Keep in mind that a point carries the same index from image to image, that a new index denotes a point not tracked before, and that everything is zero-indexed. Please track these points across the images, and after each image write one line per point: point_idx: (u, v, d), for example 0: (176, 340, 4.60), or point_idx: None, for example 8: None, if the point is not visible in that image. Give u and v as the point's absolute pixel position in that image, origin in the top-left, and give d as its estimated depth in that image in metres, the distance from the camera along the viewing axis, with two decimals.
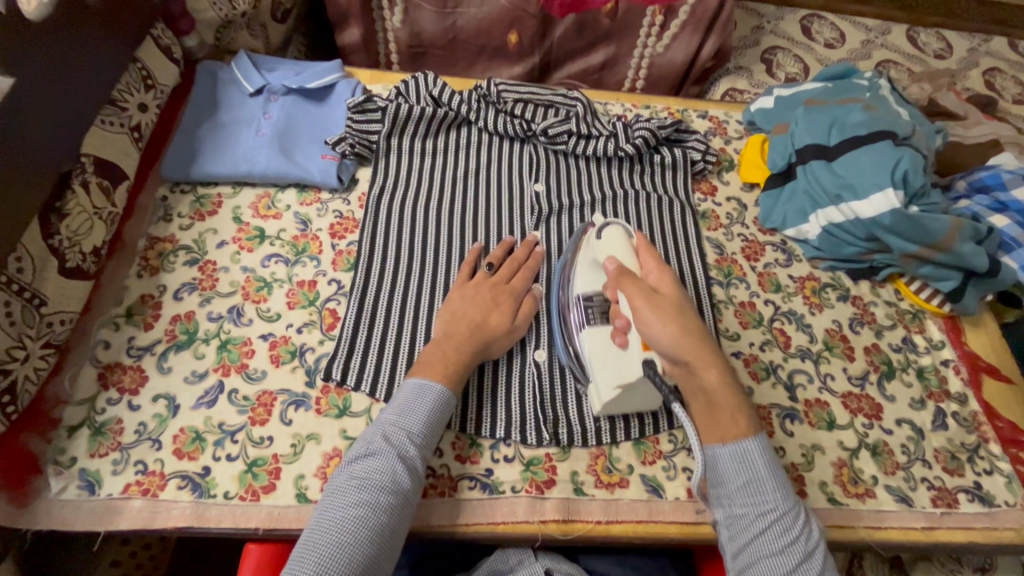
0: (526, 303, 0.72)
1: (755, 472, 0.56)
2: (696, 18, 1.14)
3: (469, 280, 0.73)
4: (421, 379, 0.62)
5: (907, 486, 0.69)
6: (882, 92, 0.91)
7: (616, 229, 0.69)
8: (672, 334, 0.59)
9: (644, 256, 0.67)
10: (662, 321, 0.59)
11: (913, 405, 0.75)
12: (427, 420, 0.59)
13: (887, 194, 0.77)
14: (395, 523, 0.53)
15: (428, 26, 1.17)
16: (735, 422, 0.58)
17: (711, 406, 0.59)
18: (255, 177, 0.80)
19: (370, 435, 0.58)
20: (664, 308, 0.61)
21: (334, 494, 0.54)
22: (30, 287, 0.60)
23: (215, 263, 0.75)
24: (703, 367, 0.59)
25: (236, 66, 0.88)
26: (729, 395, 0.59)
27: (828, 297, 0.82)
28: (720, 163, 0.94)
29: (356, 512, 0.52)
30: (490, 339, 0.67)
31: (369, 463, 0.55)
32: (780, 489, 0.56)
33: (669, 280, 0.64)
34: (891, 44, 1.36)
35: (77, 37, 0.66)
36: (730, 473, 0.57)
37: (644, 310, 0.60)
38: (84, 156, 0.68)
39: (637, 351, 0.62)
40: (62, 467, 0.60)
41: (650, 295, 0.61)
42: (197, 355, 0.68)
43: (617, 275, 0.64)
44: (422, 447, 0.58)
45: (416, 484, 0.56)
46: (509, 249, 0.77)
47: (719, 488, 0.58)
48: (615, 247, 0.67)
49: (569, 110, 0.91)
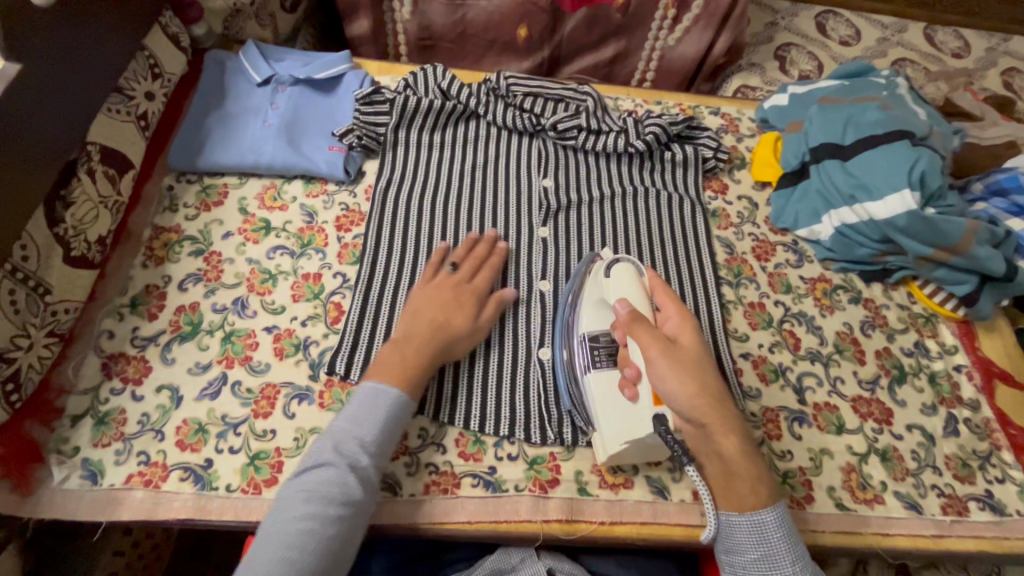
0: (490, 305, 0.70)
1: (771, 546, 0.56)
2: (709, 13, 1.13)
3: (431, 279, 0.71)
4: (377, 384, 0.61)
5: (917, 493, 0.68)
6: (900, 91, 0.89)
7: (625, 267, 0.69)
8: (689, 394, 0.56)
9: (659, 296, 0.64)
10: (678, 379, 0.56)
11: (925, 410, 0.74)
12: (381, 427, 0.58)
13: (903, 196, 0.75)
14: (345, 534, 0.53)
15: (437, 19, 1.16)
16: (756, 493, 0.56)
17: (727, 473, 0.57)
18: (262, 168, 0.80)
19: (322, 445, 0.57)
20: (682, 362, 0.58)
21: (282, 506, 0.54)
22: (35, 276, 0.60)
23: (221, 255, 0.74)
24: (722, 434, 0.56)
25: (244, 56, 0.88)
26: (749, 464, 0.56)
27: (839, 299, 0.81)
28: (731, 161, 0.92)
29: (302, 526, 0.52)
30: (454, 338, 0.65)
31: (319, 475, 0.55)
32: (796, 565, 0.55)
33: (689, 325, 0.62)
34: (908, 42, 1.34)
35: (84, 25, 0.65)
36: (746, 545, 0.56)
37: (660, 366, 0.57)
38: (90, 144, 0.68)
39: (647, 405, 0.60)
40: (65, 456, 0.60)
41: (666, 346, 0.58)
42: (201, 346, 0.68)
43: (630, 320, 0.61)
44: (375, 455, 0.58)
45: (369, 493, 0.56)
46: (472, 244, 0.75)
47: (732, 554, 0.57)
48: (625, 288, 0.67)
49: (579, 105, 0.89)
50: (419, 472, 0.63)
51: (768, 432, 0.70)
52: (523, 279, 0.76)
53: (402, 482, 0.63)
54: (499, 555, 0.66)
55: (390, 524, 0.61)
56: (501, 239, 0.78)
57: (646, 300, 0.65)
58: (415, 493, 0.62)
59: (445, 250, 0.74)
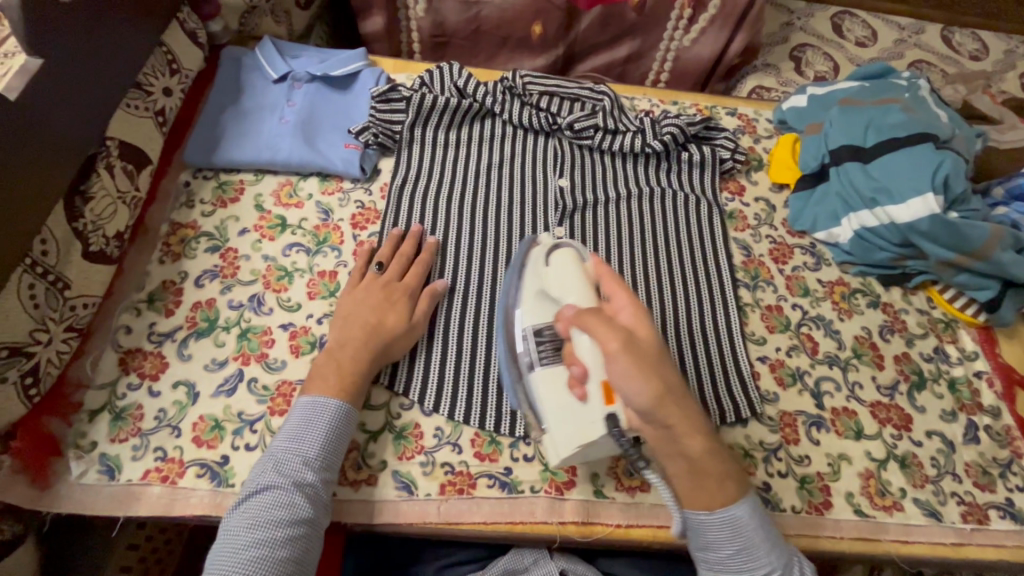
0: (423, 301, 0.69)
1: (747, 539, 0.54)
2: (725, 13, 1.12)
3: (359, 282, 0.70)
4: (315, 398, 0.60)
5: (937, 500, 0.67)
6: (922, 93, 0.88)
7: (567, 254, 0.65)
8: (655, 391, 0.52)
9: (609, 288, 0.61)
10: (640, 376, 0.52)
11: (944, 416, 0.73)
12: (324, 441, 0.58)
13: (927, 199, 0.74)
14: (298, 554, 0.53)
15: (452, 16, 1.15)
16: (722, 488, 0.54)
17: (697, 473, 0.54)
18: (278, 165, 0.80)
19: (263, 467, 0.56)
20: (641, 359, 0.53)
21: (230, 536, 0.53)
22: (54, 270, 0.60)
23: (237, 251, 0.74)
24: (687, 434, 0.53)
25: (261, 53, 0.88)
26: (715, 458, 0.54)
27: (858, 303, 0.80)
28: (749, 163, 0.91)
29: (252, 553, 0.51)
30: (389, 340, 0.65)
31: (263, 499, 0.54)
32: (773, 548, 0.54)
33: (643, 315, 0.57)
34: (925, 44, 1.32)
35: (104, 21, 0.65)
36: (722, 542, 0.54)
37: (620, 362, 0.53)
38: (110, 139, 0.68)
39: (597, 404, 0.57)
40: (83, 451, 0.61)
41: (628, 340, 0.54)
42: (217, 342, 0.68)
43: (587, 316, 0.57)
44: (321, 470, 0.57)
45: (320, 508, 0.56)
46: (396, 243, 0.74)
47: (708, 554, 0.55)
48: (567, 278, 0.63)
49: (595, 105, 0.89)
50: (434, 471, 0.63)
51: (785, 436, 0.69)
52: (455, 271, 0.75)
53: (418, 483, 0.62)
54: (512, 556, 0.67)
55: (406, 524, 0.61)
56: (430, 234, 0.77)
57: (588, 291, 0.62)
58: (431, 493, 0.62)
59: (369, 252, 0.73)
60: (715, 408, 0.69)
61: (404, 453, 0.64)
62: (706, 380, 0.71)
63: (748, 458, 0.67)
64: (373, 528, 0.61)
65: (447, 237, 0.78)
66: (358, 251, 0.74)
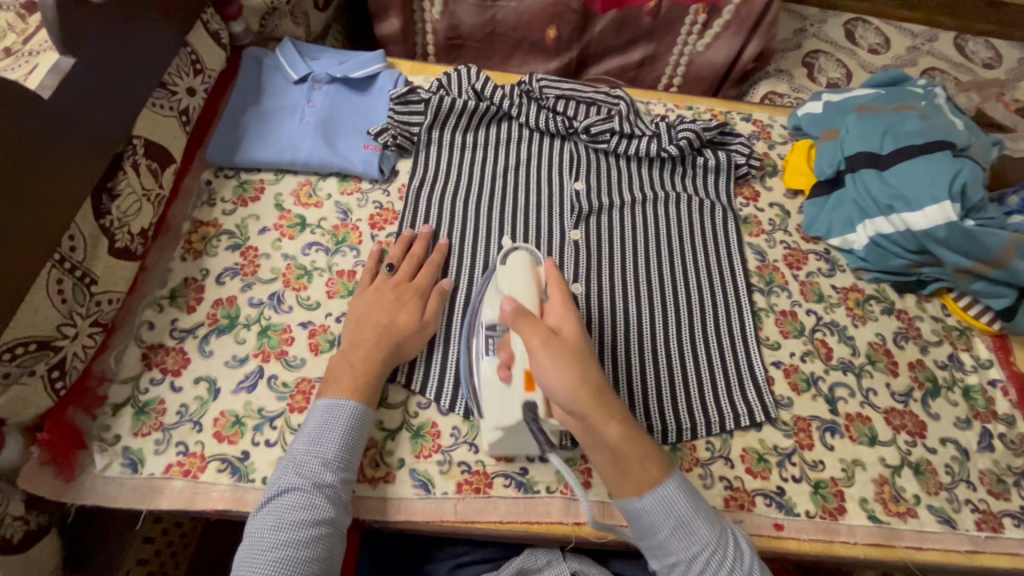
0: (433, 300, 0.70)
1: (680, 514, 0.55)
2: (740, 19, 1.12)
3: (371, 283, 0.71)
4: (331, 400, 0.61)
5: (951, 507, 0.67)
6: (938, 101, 0.88)
7: (520, 255, 0.65)
8: (572, 385, 0.53)
9: (551, 290, 0.62)
10: (560, 370, 0.54)
11: (958, 424, 0.73)
12: (343, 443, 0.59)
13: (944, 206, 0.74)
14: (322, 554, 0.53)
15: (467, 19, 1.16)
16: (647, 472, 0.56)
17: (618, 461, 0.56)
18: (298, 165, 0.81)
19: (284, 470, 0.57)
20: (561, 353, 0.55)
21: (255, 538, 0.53)
22: (81, 266, 0.61)
23: (257, 249, 0.75)
24: (605, 423, 0.54)
25: (282, 54, 0.89)
26: (636, 445, 0.55)
27: (872, 309, 0.80)
28: (764, 168, 0.92)
29: (278, 554, 0.52)
30: (401, 339, 0.65)
31: (285, 501, 0.55)
32: (707, 522, 0.55)
33: (570, 313, 0.59)
34: (939, 52, 1.32)
35: (132, 22, 0.66)
36: (657, 523, 0.55)
37: (540, 355, 0.54)
38: (136, 138, 0.69)
39: (518, 390, 0.58)
40: (107, 444, 0.61)
41: (549, 337, 0.56)
42: (238, 339, 0.69)
43: (515, 314, 0.58)
44: (340, 470, 0.58)
45: (341, 509, 0.56)
46: (407, 244, 0.75)
47: (649, 539, 0.56)
48: (514, 276, 0.63)
49: (612, 108, 0.89)
50: (451, 470, 0.64)
51: (799, 441, 0.69)
52: (464, 273, 0.75)
53: (435, 481, 0.63)
54: (525, 556, 0.67)
55: (424, 522, 0.62)
56: (442, 236, 0.78)
57: (534, 292, 0.61)
58: (448, 492, 0.63)
59: (381, 252, 0.74)
60: (729, 412, 0.70)
61: (421, 452, 0.64)
62: (719, 384, 0.71)
63: (761, 463, 0.67)
64: (391, 525, 0.62)
65: (457, 237, 0.79)
66: (369, 252, 0.75)
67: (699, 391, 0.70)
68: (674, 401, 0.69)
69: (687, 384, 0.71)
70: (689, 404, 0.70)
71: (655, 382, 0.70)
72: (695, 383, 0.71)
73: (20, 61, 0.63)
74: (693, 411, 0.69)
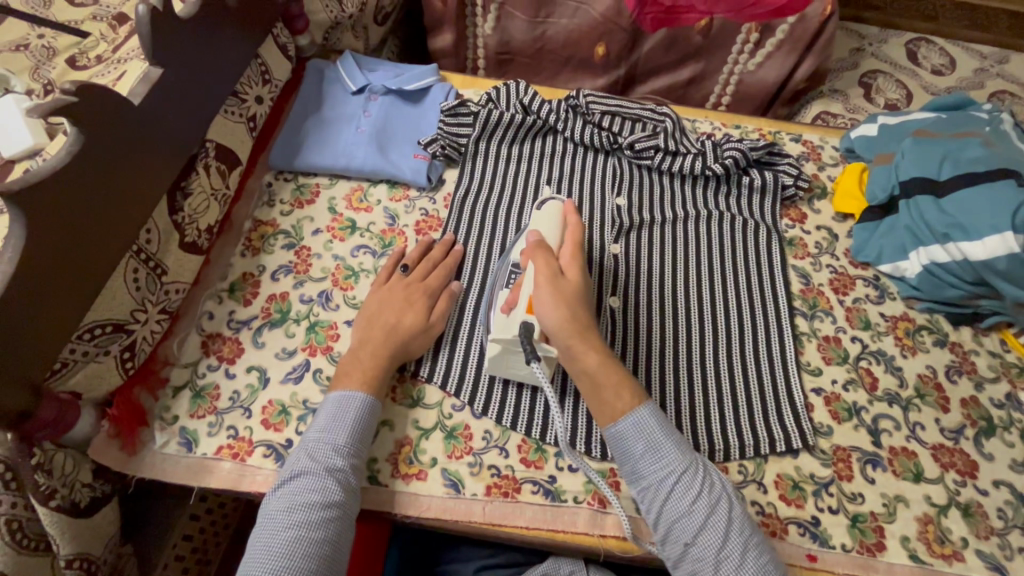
0: (442, 301, 0.72)
1: (652, 438, 0.59)
2: (794, 38, 1.11)
3: (385, 282, 0.74)
4: (341, 392, 0.64)
5: (1002, 554, 0.64)
6: (1005, 127, 0.84)
7: (554, 205, 0.71)
8: (560, 317, 0.61)
9: (568, 234, 0.69)
10: (554, 304, 0.62)
11: (1015, 467, 0.69)
12: (352, 431, 0.61)
13: (1006, 237, 0.70)
14: (333, 535, 0.56)
15: (518, 35, 1.19)
16: (620, 399, 0.61)
17: (595, 386, 0.61)
18: (352, 172, 0.85)
19: (297, 455, 0.60)
20: (560, 289, 0.63)
21: (269, 518, 0.56)
22: (155, 257, 0.67)
23: (310, 250, 0.80)
24: (584, 351, 0.61)
25: (342, 66, 0.94)
26: (612, 371, 0.62)
27: (923, 340, 0.77)
28: (812, 190, 0.90)
29: (290, 534, 0.54)
30: (406, 339, 0.68)
31: (297, 485, 0.57)
32: (678, 448, 0.59)
33: (578, 261, 0.66)
34: (1009, 74, 1.26)
35: (213, 37, 0.72)
36: (632, 448, 0.59)
37: (543, 289, 0.62)
38: (209, 142, 0.74)
39: (520, 312, 0.63)
40: (166, 423, 0.67)
41: (554, 276, 0.64)
42: (288, 333, 0.73)
43: (536, 245, 0.66)
44: (350, 457, 0.60)
45: (350, 493, 0.59)
46: (427, 249, 0.78)
47: (625, 465, 0.60)
48: (542, 221, 0.70)
49: (657, 126, 0.90)
50: (481, 473, 0.65)
51: (838, 471, 0.67)
52: (477, 276, 0.77)
53: (465, 482, 0.65)
54: (549, 564, 0.69)
55: (452, 520, 0.63)
56: (458, 243, 0.80)
57: (557, 231, 0.69)
58: (477, 493, 0.64)
59: (399, 254, 0.77)
60: (764, 435, 0.68)
61: (453, 453, 0.66)
62: (755, 407, 0.70)
63: (796, 490, 0.66)
64: (417, 521, 0.64)
65: (468, 243, 0.81)
66: (388, 255, 0.77)
67: (735, 411, 0.70)
68: (707, 422, 0.69)
69: (723, 403, 0.70)
70: (724, 424, 0.69)
71: (689, 399, 0.70)
72: (730, 402, 0.70)
73: (108, 69, 0.70)
74: (727, 432, 0.68)
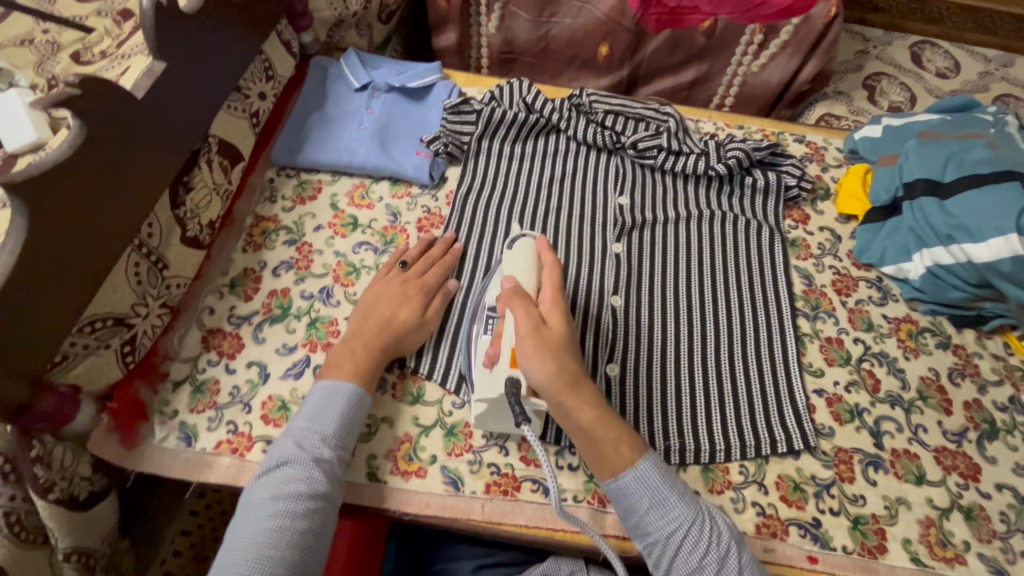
0: (437, 300, 0.72)
1: (658, 491, 0.58)
2: (797, 41, 1.10)
3: (383, 276, 0.74)
4: (330, 382, 0.64)
5: (1005, 558, 0.64)
6: (1009, 129, 0.84)
7: (525, 243, 0.70)
8: (548, 372, 0.58)
9: (544, 276, 0.67)
10: (540, 357, 0.58)
11: (1017, 470, 0.69)
12: (340, 422, 0.61)
13: (1010, 239, 0.70)
14: (316, 527, 0.56)
15: (522, 34, 1.19)
16: (620, 453, 0.59)
17: (592, 443, 0.59)
18: (354, 168, 0.85)
19: (284, 444, 0.60)
20: (543, 342, 0.59)
21: (252, 506, 0.56)
22: (156, 251, 0.67)
23: (311, 246, 0.80)
24: (576, 406, 0.59)
25: (345, 63, 0.94)
26: (608, 426, 0.59)
27: (926, 343, 0.77)
28: (815, 192, 0.90)
29: (273, 523, 0.54)
30: (401, 334, 0.68)
31: (282, 473, 0.57)
32: (683, 500, 0.58)
33: (560, 306, 0.64)
34: (1013, 78, 1.26)
35: (217, 32, 0.72)
36: (637, 501, 0.58)
37: (525, 341, 0.59)
38: (211, 137, 0.74)
39: (503, 367, 0.61)
40: (166, 417, 0.66)
41: (536, 326, 0.60)
42: (289, 329, 0.73)
43: (512, 293, 0.63)
44: (336, 448, 0.60)
45: (334, 485, 0.59)
46: (427, 247, 0.78)
47: (629, 519, 0.59)
48: (516, 265, 0.68)
49: (660, 126, 0.90)
50: (481, 471, 0.65)
51: (840, 473, 0.67)
52: (474, 276, 0.77)
53: (465, 480, 0.64)
54: (550, 563, 0.69)
55: (451, 518, 0.63)
56: (458, 241, 0.80)
57: (532, 274, 0.67)
58: (476, 491, 0.64)
59: (399, 251, 0.77)
60: (766, 437, 0.68)
61: (453, 450, 0.66)
62: (756, 409, 0.70)
63: (797, 492, 0.66)
64: (417, 518, 0.64)
65: (469, 240, 0.80)
66: (389, 252, 0.77)
67: (735, 412, 0.69)
68: (707, 423, 0.68)
69: (723, 405, 0.70)
70: (724, 425, 0.68)
71: (689, 400, 0.70)
72: (730, 404, 0.70)
73: (113, 63, 0.70)
74: (727, 433, 0.68)
